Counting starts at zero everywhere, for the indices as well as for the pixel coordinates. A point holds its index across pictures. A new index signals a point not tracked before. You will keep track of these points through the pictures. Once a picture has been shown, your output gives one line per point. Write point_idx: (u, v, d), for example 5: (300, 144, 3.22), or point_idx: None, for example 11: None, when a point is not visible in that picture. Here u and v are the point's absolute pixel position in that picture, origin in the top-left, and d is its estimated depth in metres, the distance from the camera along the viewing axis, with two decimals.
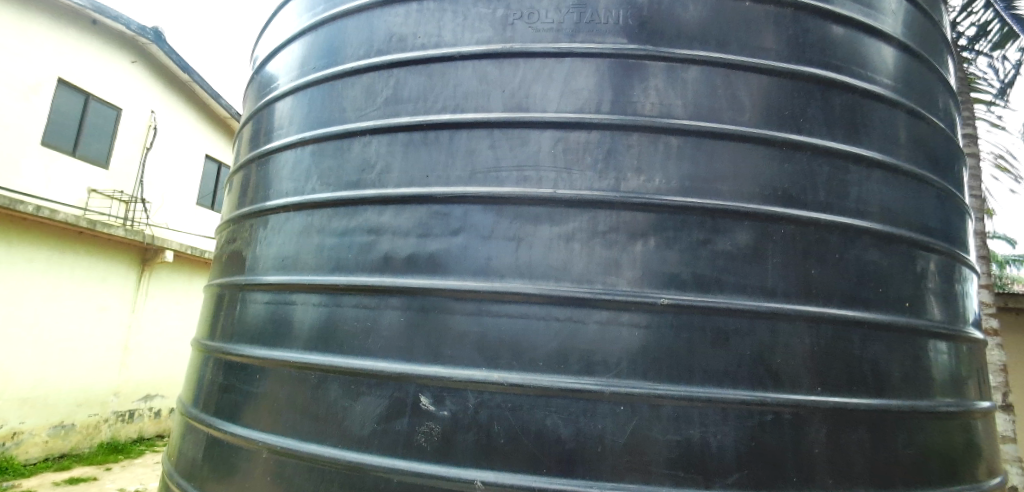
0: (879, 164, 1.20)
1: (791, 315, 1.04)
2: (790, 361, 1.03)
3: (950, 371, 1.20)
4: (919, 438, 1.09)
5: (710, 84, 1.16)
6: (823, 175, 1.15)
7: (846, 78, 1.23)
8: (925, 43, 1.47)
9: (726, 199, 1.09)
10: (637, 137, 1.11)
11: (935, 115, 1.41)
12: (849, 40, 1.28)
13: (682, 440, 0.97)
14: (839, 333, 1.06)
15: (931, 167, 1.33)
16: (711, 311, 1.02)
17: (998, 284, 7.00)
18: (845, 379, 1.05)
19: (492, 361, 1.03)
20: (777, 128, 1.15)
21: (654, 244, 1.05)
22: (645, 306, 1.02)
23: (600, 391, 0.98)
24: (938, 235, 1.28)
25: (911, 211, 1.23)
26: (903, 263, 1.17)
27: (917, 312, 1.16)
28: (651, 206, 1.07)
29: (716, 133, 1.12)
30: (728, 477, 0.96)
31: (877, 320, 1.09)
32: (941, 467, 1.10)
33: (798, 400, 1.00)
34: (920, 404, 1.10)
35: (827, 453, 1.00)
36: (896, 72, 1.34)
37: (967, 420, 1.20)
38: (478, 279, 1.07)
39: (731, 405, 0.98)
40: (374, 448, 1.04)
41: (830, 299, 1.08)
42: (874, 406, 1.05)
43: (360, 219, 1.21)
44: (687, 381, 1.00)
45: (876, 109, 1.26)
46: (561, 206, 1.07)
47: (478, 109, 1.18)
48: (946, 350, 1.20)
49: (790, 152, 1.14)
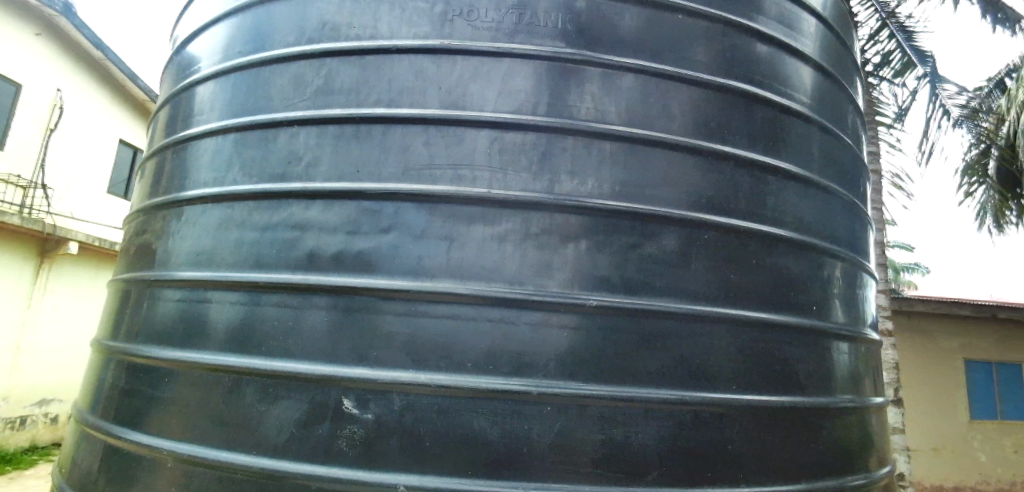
0: (794, 176, 1.28)
1: (711, 317, 1.08)
2: (709, 361, 1.07)
3: (849, 369, 1.29)
4: (821, 433, 1.16)
5: (642, 93, 1.19)
6: (744, 184, 1.20)
7: (768, 94, 1.30)
8: (837, 64, 1.58)
9: (656, 204, 1.12)
10: (572, 141, 1.12)
11: (844, 132, 1.52)
12: (771, 58, 1.35)
13: (605, 440, 0.98)
14: (754, 334, 1.12)
15: (840, 181, 1.43)
16: (637, 314, 1.05)
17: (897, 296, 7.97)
18: (759, 376, 1.10)
19: (420, 363, 1.00)
20: (704, 138, 1.20)
21: (585, 245, 1.07)
22: (575, 307, 1.03)
23: (527, 391, 0.98)
24: (843, 242, 1.37)
25: (821, 221, 1.31)
26: (812, 269, 1.25)
27: (822, 315, 1.25)
28: (586, 209, 1.08)
29: (647, 140, 1.15)
30: (649, 474, 0.99)
31: (787, 322, 1.16)
32: (840, 459, 1.19)
33: (715, 399, 1.05)
34: (823, 401, 1.18)
35: (740, 448, 1.05)
36: (812, 90, 1.43)
37: (864, 415, 1.30)
38: (409, 279, 1.04)
39: (653, 404, 1.01)
40: (292, 455, 0.99)
41: (747, 302, 1.13)
42: (783, 403, 1.11)
43: (285, 213, 1.15)
44: (614, 381, 1.02)
45: (794, 124, 1.34)
46: (494, 206, 1.06)
47: (414, 104, 1.14)
48: (847, 350, 1.29)
49: (716, 162, 1.19)
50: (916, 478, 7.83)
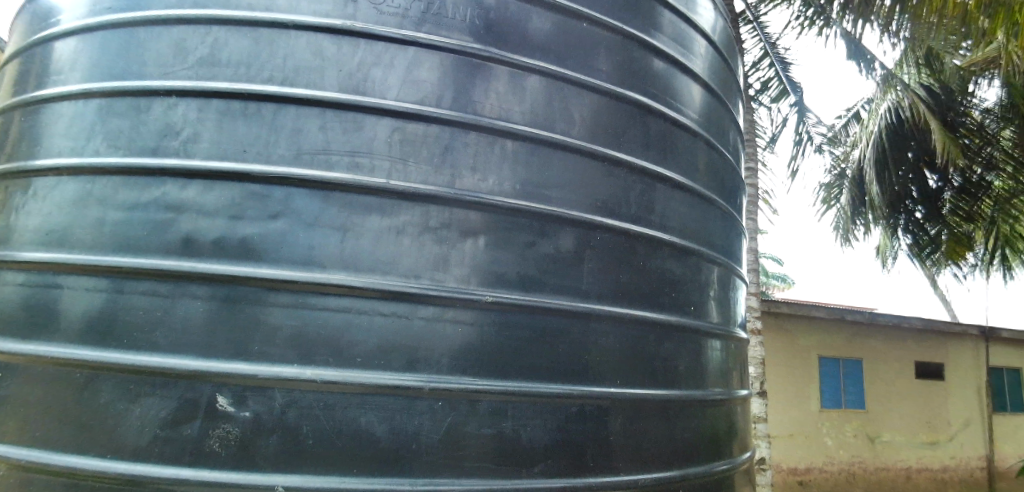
0: (680, 186, 1.38)
1: (600, 316, 1.14)
2: (597, 357, 1.12)
3: (720, 364, 1.41)
4: (693, 423, 1.26)
5: (546, 96, 1.21)
6: (636, 190, 1.27)
7: (662, 107, 1.39)
8: (722, 85, 1.72)
9: (555, 205, 1.15)
10: (475, 136, 1.12)
11: (725, 148, 1.66)
12: (666, 73, 1.44)
13: (495, 434, 1.00)
14: (638, 331, 1.19)
15: (720, 192, 1.56)
16: (532, 310, 1.07)
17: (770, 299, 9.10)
18: (640, 372, 1.17)
19: (306, 358, 0.95)
20: (602, 145, 1.25)
21: (484, 242, 1.07)
22: (470, 303, 1.03)
23: (419, 387, 0.97)
24: (720, 249, 1.50)
25: (701, 228, 1.42)
26: (692, 271, 1.35)
27: (700, 314, 1.35)
28: (487, 206, 1.09)
29: (548, 142, 1.18)
30: (536, 466, 1.02)
31: (669, 321, 1.25)
32: (709, 447, 1.30)
33: (600, 394, 1.10)
34: (696, 394, 1.28)
35: (621, 439, 1.12)
36: (700, 107, 1.54)
37: (731, 406, 1.43)
38: (298, 269, 0.98)
39: (543, 399, 1.05)
40: (155, 458, 0.91)
41: (633, 302, 1.20)
42: (661, 396, 1.19)
43: (158, 192, 1.04)
44: (506, 377, 1.03)
45: (683, 137, 1.44)
46: (392, 198, 1.04)
47: (310, 85, 1.08)
48: (719, 348, 1.41)
49: (612, 167, 1.24)
50: (774, 461, 9.02)
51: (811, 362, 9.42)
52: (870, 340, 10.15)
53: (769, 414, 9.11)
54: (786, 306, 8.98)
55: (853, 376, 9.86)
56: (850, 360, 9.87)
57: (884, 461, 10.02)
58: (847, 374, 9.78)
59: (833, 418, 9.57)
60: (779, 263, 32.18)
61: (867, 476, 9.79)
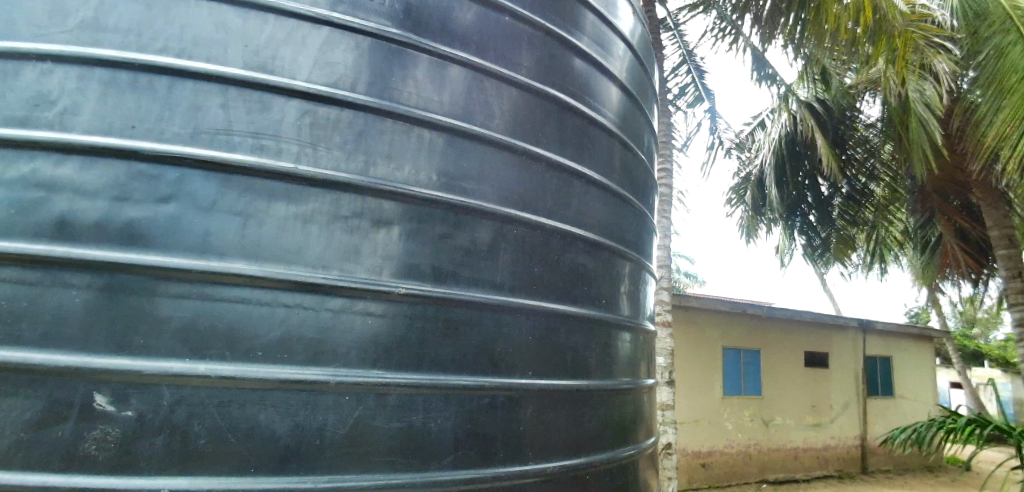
0: (596, 183, 1.42)
1: (513, 308, 1.15)
2: (509, 349, 1.13)
3: (628, 356, 1.47)
4: (601, 412, 1.31)
5: (466, 87, 1.20)
6: (552, 186, 1.29)
7: (580, 106, 1.42)
8: (639, 89, 1.79)
9: (472, 198, 1.15)
10: (391, 123, 1.09)
11: (640, 148, 1.72)
12: (585, 73, 1.48)
13: (404, 427, 0.99)
14: (551, 324, 1.21)
15: (633, 191, 1.62)
16: (445, 303, 1.07)
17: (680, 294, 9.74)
18: (552, 364, 1.20)
19: (199, 352, 0.89)
20: (520, 139, 1.26)
21: (398, 232, 1.05)
22: (381, 295, 1.01)
23: (323, 382, 0.94)
24: (632, 245, 1.56)
25: (615, 224, 1.47)
26: (604, 267, 1.40)
27: (611, 308, 1.40)
28: (401, 196, 1.06)
29: (466, 134, 1.17)
30: (444, 458, 1.02)
31: (580, 314, 1.28)
32: (615, 435, 1.35)
33: (511, 385, 1.12)
34: (604, 384, 1.33)
35: (531, 429, 1.14)
36: (617, 108, 1.59)
37: (637, 395, 1.50)
38: (192, 257, 0.91)
39: (454, 392, 1.05)
40: (16, 466, 0.80)
41: (546, 295, 1.22)
42: (570, 386, 1.23)
43: (27, 169, 0.90)
44: (416, 369, 1.02)
45: (600, 136, 1.48)
46: (299, 184, 0.99)
47: (211, 59, 1.00)
48: (628, 339, 1.47)
49: (528, 162, 1.26)
50: (680, 445, 9.63)
51: (714, 351, 10.25)
52: (767, 332, 11.11)
53: (676, 401, 9.73)
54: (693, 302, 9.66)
55: (751, 365, 10.78)
56: (749, 351, 10.77)
57: (776, 442, 10.97)
58: (746, 364, 10.68)
59: (732, 404, 10.37)
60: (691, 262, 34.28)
61: (761, 456, 10.68)
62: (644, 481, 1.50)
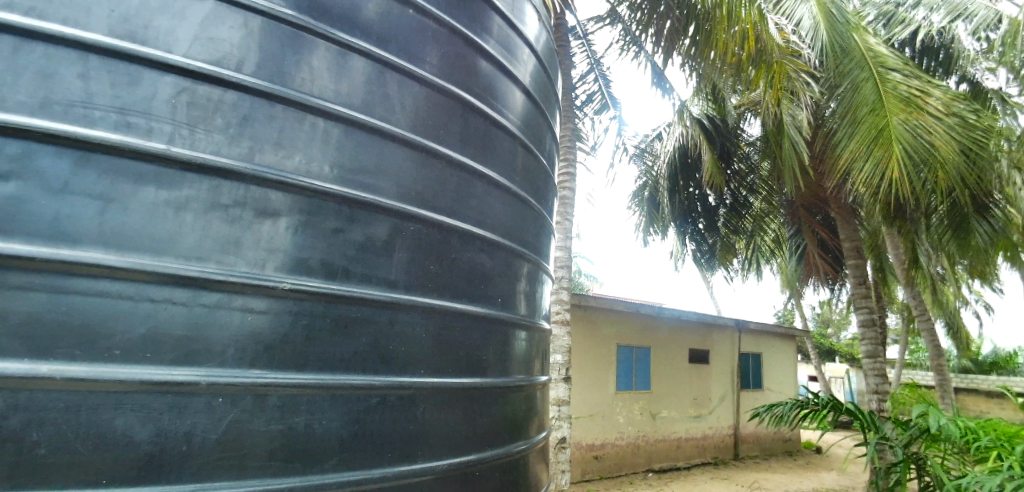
0: (497, 184, 1.43)
1: (406, 305, 1.13)
2: (401, 347, 1.12)
3: (524, 353, 1.51)
4: (495, 409, 1.33)
5: (366, 78, 1.17)
6: (452, 184, 1.29)
7: (483, 106, 1.43)
8: (543, 94, 1.83)
9: (368, 192, 1.12)
10: (282, 108, 1.03)
11: (541, 153, 1.77)
12: (490, 74, 1.49)
13: (285, 429, 0.95)
14: (445, 322, 1.21)
15: (533, 194, 1.65)
16: (335, 300, 1.03)
17: (579, 294, 10.29)
18: (446, 361, 1.20)
19: (44, 353, 0.77)
20: (420, 135, 1.24)
21: (286, 224, 0.99)
22: (264, 291, 0.95)
23: (194, 383, 0.87)
24: (530, 245, 1.59)
25: (515, 225, 1.50)
26: (503, 267, 1.41)
27: (507, 307, 1.42)
28: (292, 187, 1.01)
29: (364, 127, 1.13)
30: (329, 461, 0.99)
31: (475, 312, 1.29)
32: (508, 432, 1.38)
33: (402, 384, 1.10)
34: (499, 381, 1.35)
35: (422, 428, 1.13)
36: (521, 112, 1.62)
37: (531, 391, 1.54)
38: (38, 244, 0.78)
39: (341, 391, 1.01)
40: None
41: (441, 293, 1.21)
42: (464, 384, 1.23)
43: None
44: (301, 369, 0.98)
45: (503, 138, 1.49)
46: (174, 168, 0.90)
47: (70, 21, 0.87)
48: (524, 338, 1.51)
49: (429, 159, 1.24)
50: (573, 438, 10.19)
51: (608, 348, 10.93)
52: (656, 332, 11.99)
53: (572, 397, 10.29)
54: (590, 301, 10.34)
55: (642, 363, 11.57)
56: (640, 349, 11.59)
57: (662, 434, 11.82)
58: (638, 361, 11.49)
59: (623, 399, 11.11)
60: (588, 262, 35.95)
61: (648, 447, 11.46)
62: (535, 476, 1.54)
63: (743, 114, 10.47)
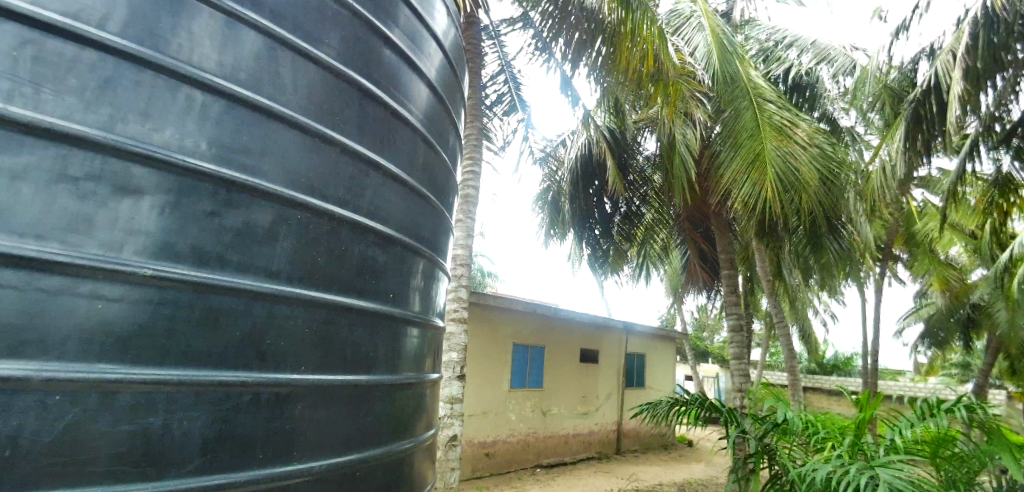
0: (394, 177, 1.39)
1: (288, 298, 1.07)
2: (279, 342, 1.05)
3: (414, 351, 1.48)
4: (380, 407, 1.29)
5: (255, 53, 1.09)
6: (344, 173, 1.24)
7: (384, 96, 1.39)
8: (448, 90, 1.82)
9: (251, 175, 1.04)
10: (152, 75, 0.93)
11: (443, 148, 1.75)
12: (394, 64, 1.45)
13: (137, 430, 0.86)
14: (330, 317, 1.16)
15: (432, 190, 1.63)
16: (206, 289, 0.95)
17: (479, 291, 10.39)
18: (328, 358, 1.15)
19: None
20: (313, 118, 1.18)
21: (150, 204, 0.89)
22: (121, 277, 0.85)
23: (27, 378, 0.76)
24: (427, 242, 1.57)
25: (411, 221, 1.47)
26: (396, 262, 1.38)
27: (399, 302, 1.39)
28: (161, 163, 0.92)
29: (249, 104, 1.06)
30: (187, 465, 0.91)
31: (364, 307, 1.25)
32: (393, 430, 1.35)
33: (278, 381, 1.04)
34: (386, 378, 1.32)
35: (298, 427, 1.07)
36: (424, 106, 1.59)
37: (420, 389, 1.52)
38: None
39: (207, 389, 0.93)
40: None
41: (328, 286, 1.16)
42: (348, 382, 1.19)
43: None
44: (161, 364, 0.89)
45: (404, 130, 1.46)
46: (10, 130, 0.78)
47: None
48: (415, 335, 1.48)
49: (321, 145, 1.19)
50: (465, 435, 10.30)
51: (503, 347, 11.14)
52: (551, 331, 12.44)
53: (465, 394, 10.38)
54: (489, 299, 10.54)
55: (536, 361, 11.92)
56: (535, 348, 11.96)
57: (552, 429, 12.26)
58: (532, 360, 11.84)
59: (516, 396, 11.41)
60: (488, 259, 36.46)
61: (538, 442, 11.83)
62: (419, 475, 1.52)
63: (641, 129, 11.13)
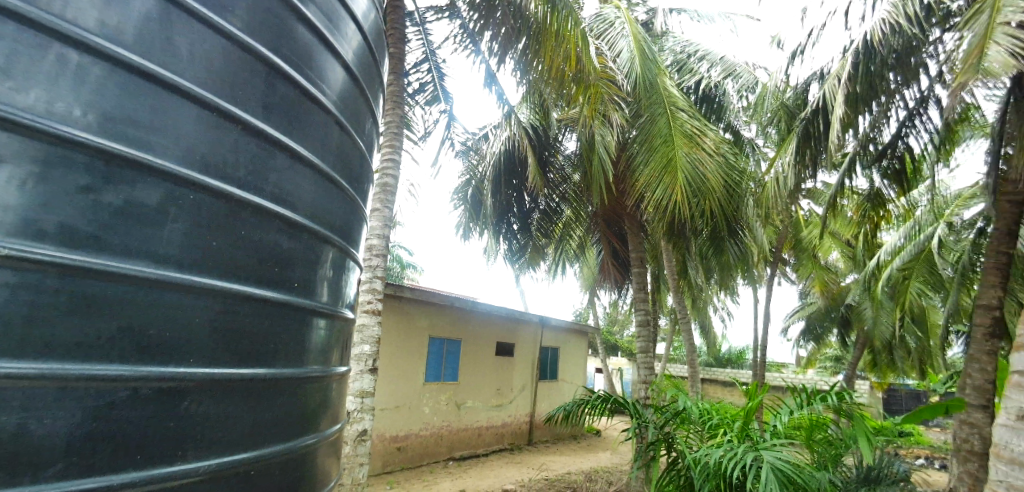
0: (303, 160, 1.32)
1: (178, 285, 0.98)
2: (166, 332, 0.97)
3: (321, 342, 1.43)
4: (281, 402, 1.23)
5: (144, 15, 0.99)
6: (247, 153, 1.16)
7: (296, 75, 1.32)
8: (366, 74, 1.76)
9: (137, 147, 0.94)
10: (17, 29, 0.82)
11: (359, 134, 1.69)
12: (309, 42, 1.38)
13: None
14: (226, 307, 1.08)
15: (345, 177, 1.57)
16: (78, 273, 0.85)
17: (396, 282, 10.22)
18: (221, 350, 1.07)
19: None
20: (212, 90, 1.09)
21: (9, 175, 0.79)
22: None
23: None
24: (337, 231, 1.50)
25: (321, 207, 1.40)
26: (303, 249, 1.31)
27: (305, 292, 1.33)
28: (25, 129, 0.81)
29: (137, 70, 0.96)
30: (49, 469, 0.82)
31: (265, 297, 1.17)
32: (294, 426, 1.28)
33: (164, 375, 0.96)
34: (289, 372, 1.26)
35: (185, 424, 1.00)
36: (340, 89, 1.53)
37: (326, 382, 1.46)
38: None
39: (78, 384, 0.84)
40: None
41: (225, 273, 1.08)
42: (246, 376, 1.12)
43: None
44: (19, 356, 0.79)
45: (316, 112, 1.39)
46: None
47: None
48: (322, 326, 1.43)
49: (221, 120, 1.10)
50: (376, 430, 10.09)
51: (419, 340, 11.03)
52: (468, 324, 12.49)
53: (377, 388, 10.17)
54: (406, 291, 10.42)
55: (451, 355, 11.92)
56: (451, 341, 11.96)
57: (465, 422, 12.29)
58: (448, 353, 11.82)
59: (431, 390, 11.34)
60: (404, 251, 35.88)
61: (451, 436, 11.83)
62: (323, 470, 1.47)
63: (562, 129, 11.39)
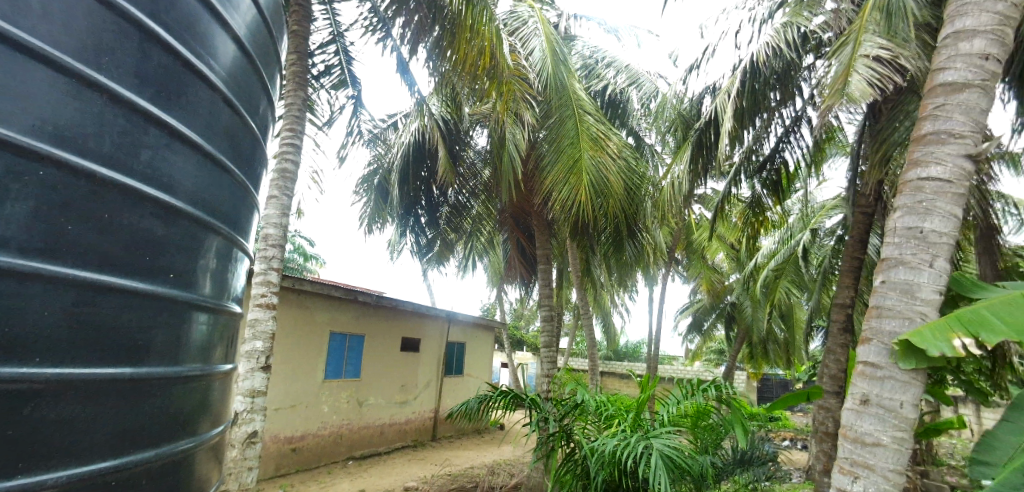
0: (183, 139, 1.20)
1: (27, 273, 0.86)
2: (11, 327, 0.85)
3: (204, 339, 1.31)
4: (154, 405, 1.12)
5: None
6: (114, 127, 1.03)
7: (178, 45, 1.20)
8: (261, 52, 1.64)
9: None
10: None
11: (252, 114, 1.57)
12: (194, 10, 1.26)
13: None
14: (87, 300, 0.96)
15: (235, 160, 1.45)
16: None
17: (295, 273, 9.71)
18: (82, 347, 0.96)
19: None
20: (72, 54, 0.97)
21: None
22: None
23: None
24: (224, 218, 1.39)
25: (206, 192, 1.29)
26: (183, 237, 1.20)
27: (184, 284, 1.21)
28: None
29: None
30: None
31: (137, 288, 1.06)
32: (171, 430, 1.18)
33: (7, 377, 0.84)
34: (165, 370, 1.15)
35: (35, 430, 0.88)
36: (230, 65, 1.41)
37: (208, 382, 1.35)
38: None
39: None
40: None
41: (87, 261, 0.96)
42: (111, 376, 1.01)
43: None
44: None
45: (202, 87, 1.27)
46: None
47: None
48: (205, 321, 1.32)
49: (83, 89, 0.98)
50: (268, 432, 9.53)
51: (318, 335, 10.57)
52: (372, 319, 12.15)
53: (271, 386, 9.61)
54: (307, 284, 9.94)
55: (354, 350, 11.54)
56: (353, 336, 11.57)
57: (367, 420, 11.94)
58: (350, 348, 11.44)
59: (330, 388, 10.91)
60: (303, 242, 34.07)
61: (351, 434, 11.45)
62: (202, 477, 1.36)
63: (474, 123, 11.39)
